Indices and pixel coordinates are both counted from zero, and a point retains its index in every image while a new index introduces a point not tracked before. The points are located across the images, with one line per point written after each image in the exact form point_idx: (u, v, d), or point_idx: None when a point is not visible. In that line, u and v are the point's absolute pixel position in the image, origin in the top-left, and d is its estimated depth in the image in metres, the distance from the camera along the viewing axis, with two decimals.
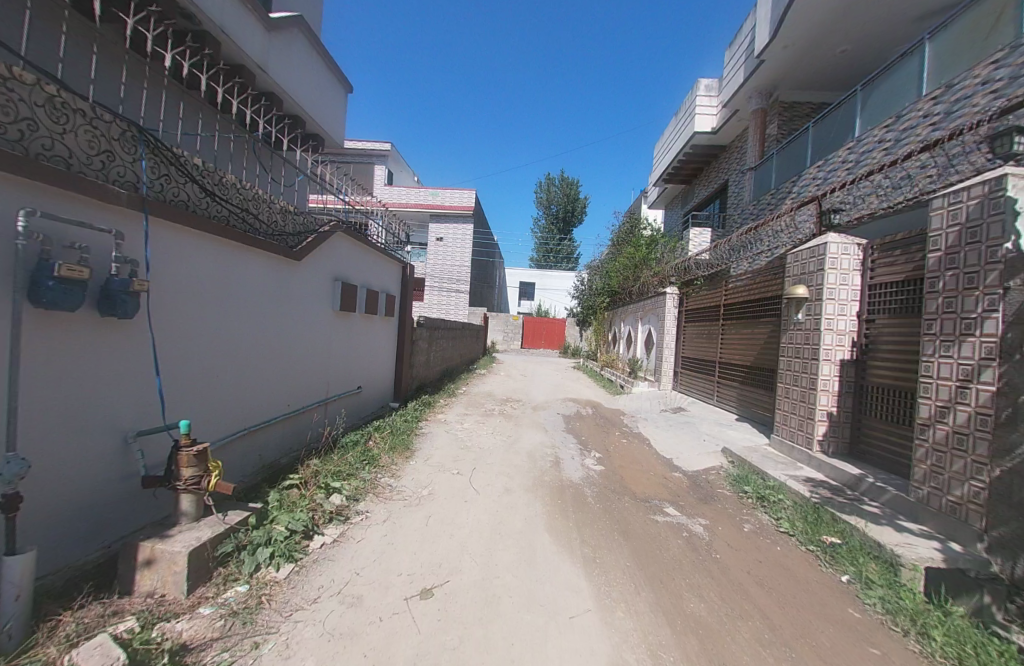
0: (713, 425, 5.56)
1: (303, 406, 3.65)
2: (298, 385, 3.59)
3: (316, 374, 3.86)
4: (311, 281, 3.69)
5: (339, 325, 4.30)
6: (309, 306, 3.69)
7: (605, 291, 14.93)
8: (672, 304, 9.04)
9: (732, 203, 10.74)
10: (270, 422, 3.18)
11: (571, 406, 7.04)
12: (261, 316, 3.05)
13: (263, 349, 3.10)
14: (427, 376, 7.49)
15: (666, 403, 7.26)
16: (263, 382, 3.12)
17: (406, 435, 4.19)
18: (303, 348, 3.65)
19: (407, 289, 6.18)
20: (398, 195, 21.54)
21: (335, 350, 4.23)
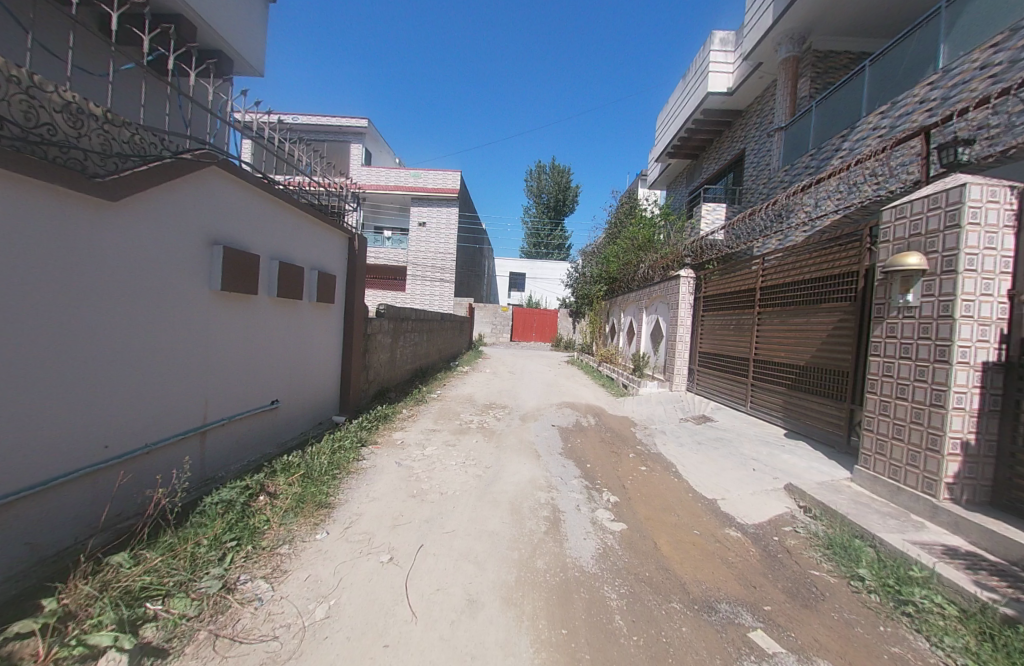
0: (757, 445, 4.22)
1: (148, 441, 2.32)
2: (138, 415, 2.24)
3: (177, 387, 2.52)
4: (158, 248, 2.32)
5: (225, 315, 2.94)
6: (154, 286, 2.32)
7: (603, 278, 13.46)
8: (686, 290, 7.49)
9: (751, 175, 9.42)
10: (70, 478, 1.82)
11: (569, 414, 5.70)
12: (44, 296, 1.68)
13: (53, 355, 1.74)
14: (391, 380, 6.00)
15: (684, 410, 5.90)
16: (52, 416, 1.75)
17: (327, 481, 2.80)
18: (147, 355, 2.29)
19: (355, 269, 4.80)
20: (377, 176, 19.96)
21: (219, 349, 2.89)
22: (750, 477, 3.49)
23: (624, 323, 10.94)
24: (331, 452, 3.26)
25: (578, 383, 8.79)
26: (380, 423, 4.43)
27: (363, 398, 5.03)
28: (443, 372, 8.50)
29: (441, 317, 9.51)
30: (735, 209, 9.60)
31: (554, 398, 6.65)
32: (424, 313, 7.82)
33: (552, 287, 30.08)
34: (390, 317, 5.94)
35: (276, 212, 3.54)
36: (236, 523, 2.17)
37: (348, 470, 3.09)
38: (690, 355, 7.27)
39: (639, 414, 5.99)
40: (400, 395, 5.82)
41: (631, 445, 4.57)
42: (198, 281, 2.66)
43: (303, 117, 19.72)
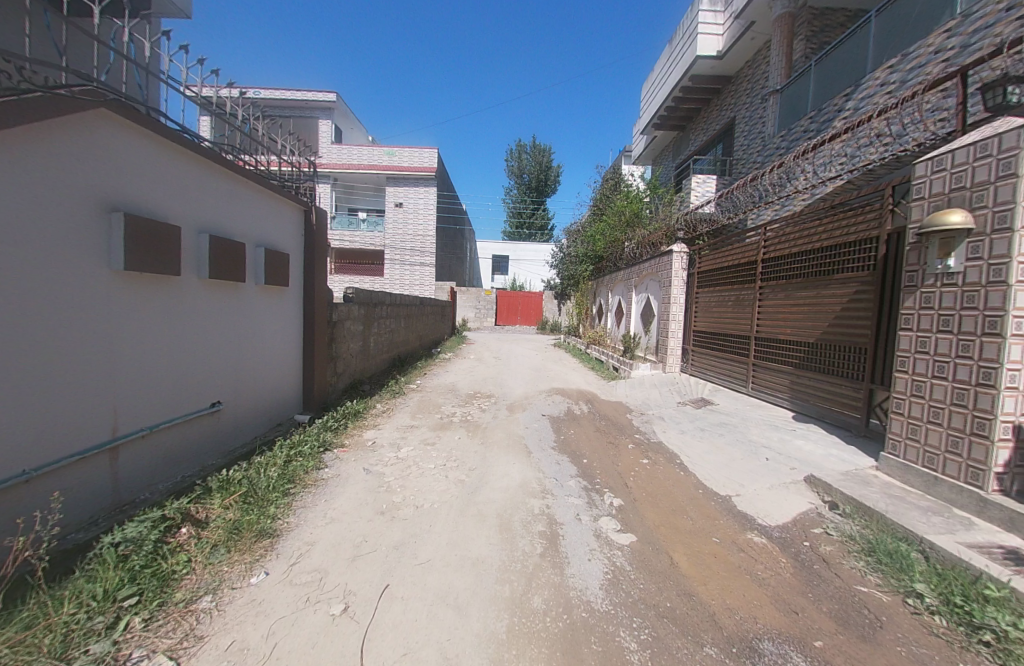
0: (765, 430, 3.92)
1: (32, 468, 1.65)
2: (11, 433, 1.57)
3: (76, 392, 1.85)
4: (38, 197, 1.63)
5: (148, 296, 2.26)
6: (28, 253, 1.60)
7: (589, 258, 12.94)
8: (679, 267, 6.99)
9: (742, 146, 8.96)
10: None
11: (560, 402, 5.30)
12: None
13: None
14: (362, 372, 5.37)
15: (681, 394, 5.59)
16: None
17: (276, 499, 2.28)
18: (27, 348, 1.62)
19: (314, 246, 4.10)
20: (347, 153, 18.62)
21: (141, 341, 2.22)
22: (764, 470, 3.23)
23: (613, 303, 10.56)
24: (286, 464, 2.71)
25: (567, 368, 8.41)
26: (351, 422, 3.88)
27: (330, 395, 4.43)
28: (423, 360, 7.91)
29: (418, 301, 8.84)
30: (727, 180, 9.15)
31: (543, 385, 6.23)
32: (399, 297, 7.18)
33: (536, 269, 29.44)
34: (358, 301, 5.29)
35: (213, 171, 2.79)
36: (140, 571, 1.59)
37: (304, 485, 2.56)
38: (683, 335, 6.93)
39: (634, 400, 5.60)
40: (374, 389, 5.23)
41: (629, 436, 4.21)
42: (105, 250, 1.97)
43: (261, 89, 17.96)
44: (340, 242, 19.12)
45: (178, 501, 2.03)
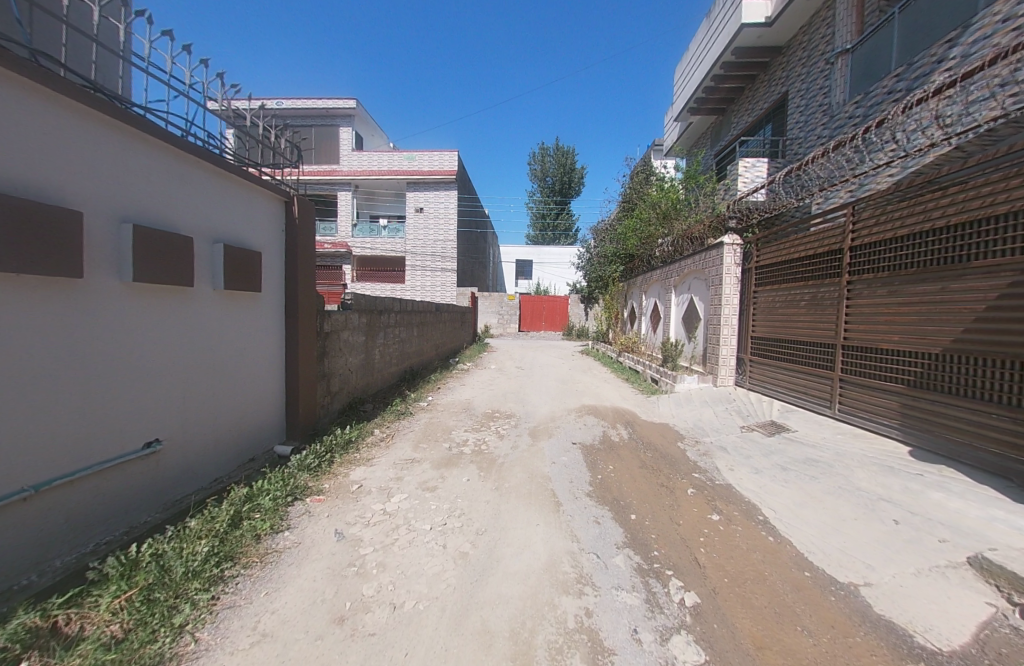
0: (879, 479, 2.72)
1: None
2: None
3: None
4: None
5: (40, 308, 1.66)
6: None
7: (619, 257, 11.91)
8: (731, 262, 5.89)
9: (797, 123, 7.71)
10: None
11: (593, 425, 4.40)
12: None
13: None
14: (362, 390, 4.70)
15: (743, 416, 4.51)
16: None
17: (179, 598, 1.61)
18: None
19: (296, 247, 3.51)
20: (368, 161, 18.68)
21: (29, 367, 1.63)
22: (901, 539, 2.15)
23: (648, 306, 9.50)
24: (226, 538, 2.01)
25: (597, 379, 7.49)
26: (336, 456, 3.16)
27: (319, 420, 3.78)
28: (437, 372, 7.19)
29: (434, 308, 8.17)
30: (781, 163, 7.91)
31: (571, 402, 5.35)
32: (410, 303, 6.50)
33: (561, 273, 28.51)
34: (356, 309, 4.63)
35: (148, 150, 2.20)
36: None
37: (243, 574, 1.84)
38: (737, 342, 5.79)
39: (682, 422, 4.60)
40: (375, 411, 4.54)
41: (683, 474, 3.26)
42: None
43: (285, 101, 18.44)
44: (362, 249, 19.15)
45: (26, 616, 1.36)
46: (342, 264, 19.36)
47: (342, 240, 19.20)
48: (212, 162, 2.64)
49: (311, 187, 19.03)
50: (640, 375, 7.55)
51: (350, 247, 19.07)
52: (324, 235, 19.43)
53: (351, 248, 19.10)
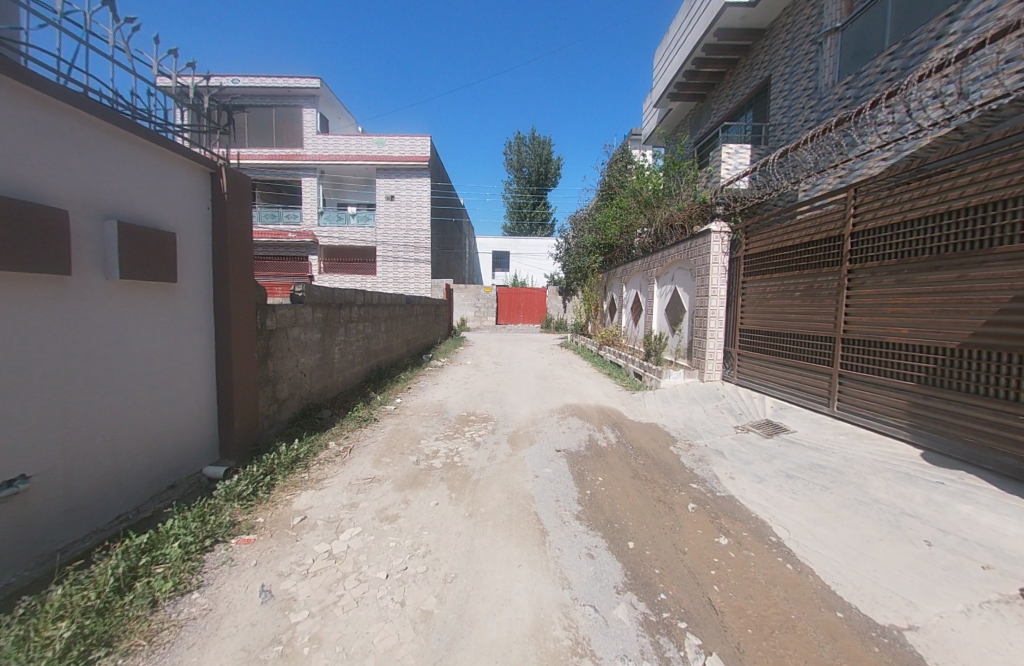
0: (896, 491, 2.57)
1: None
2: None
3: None
4: None
5: None
6: None
7: (598, 247, 11.53)
8: (718, 251, 5.55)
9: (780, 110, 7.50)
10: None
11: (577, 428, 4.02)
12: None
13: None
14: (313, 396, 4.10)
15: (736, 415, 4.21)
16: None
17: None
18: None
19: (226, 228, 2.88)
20: (334, 144, 17.56)
21: None
22: (939, 567, 1.90)
23: (627, 297, 9.08)
24: (104, 612, 1.43)
25: (578, 374, 7.15)
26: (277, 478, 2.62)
27: (261, 435, 3.19)
28: (405, 371, 6.60)
29: (402, 300, 7.53)
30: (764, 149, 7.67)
31: (551, 402, 4.95)
32: (374, 295, 5.90)
33: (539, 265, 28.13)
34: (307, 303, 4.05)
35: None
36: None
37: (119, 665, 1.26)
38: (726, 338, 5.46)
39: (671, 421, 4.29)
40: (330, 420, 3.98)
41: (679, 485, 2.92)
42: None
43: (241, 77, 16.99)
44: (330, 239, 18.09)
45: None
46: (309, 255, 18.22)
47: (308, 228, 18.04)
48: (103, 111, 2.01)
49: (272, 171, 17.71)
50: (621, 369, 7.17)
51: (316, 236, 17.95)
52: (288, 224, 18.18)
53: (318, 238, 18.00)
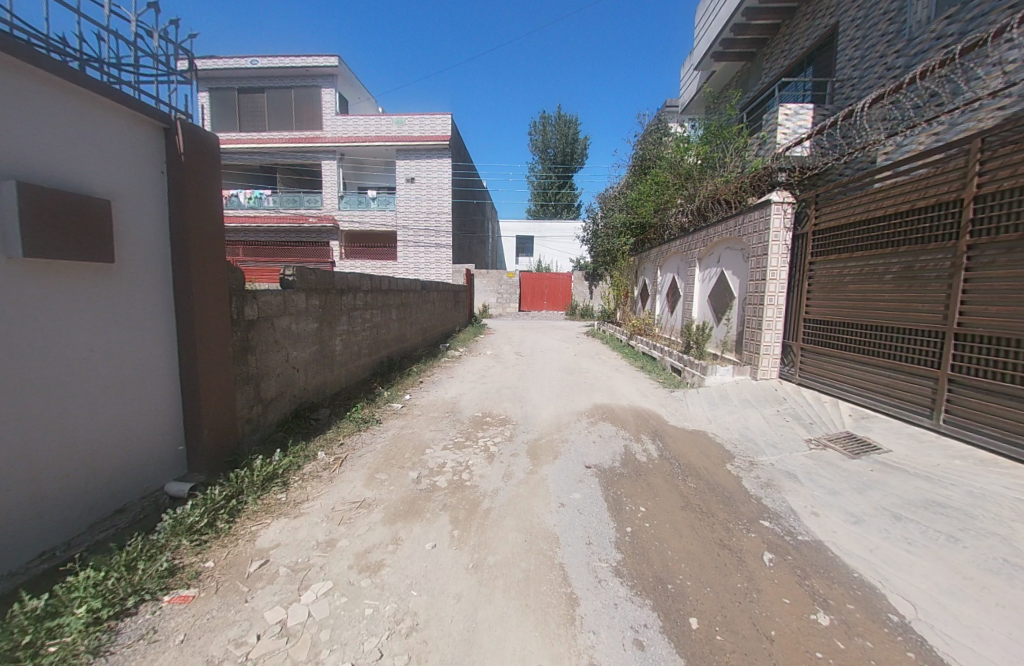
0: None
1: None
2: None
3: None
4: None
5: None
6: None
7: (629, 228, 10.52)
8: (780, 226, 4.41)
9: (849, 63, 5.65)
10: None
11: (609, 437, 3.38)
12: None
13: None
14: (306, 395, 3.70)
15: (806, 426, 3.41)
16: None
17: None
18: None
19: (179, 202, 2.39)
20: (353, 126, 17.10)
21: None
22: None
23: (662, 282, 8.10)
24: None
25: (607, 367, 6.45)
26: (238, 507, 2.28)
27: (237, 444, 2.82)
28: (417, 363, 6.10)
29: (416, 286, 7.01)
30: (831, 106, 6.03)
31: (578, 402, 4.31)
32: (382, 281, 5.38)
33: (564, 249, 26.96)
34: (301, 289, 3.63)
35: None
36: None
37: None
38: (784, 335, 4.45)
39: (722, 430, 3.56)
40: (323, 424, 3.60)
41: (745, 521, 2.26)
42: None
43: (261, 59, 16.75)
44: (350, 223, 17.87)
45: None
46: (330, 240, 18.13)
47: (328, 213, 17.88)
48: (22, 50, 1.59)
49: (292, 155, 17.54)
50: (656, 363, 6.38)
51: (337, 221, 17.78)
52: (310, 209, 18.08)
53: (339, 223, 17.83)
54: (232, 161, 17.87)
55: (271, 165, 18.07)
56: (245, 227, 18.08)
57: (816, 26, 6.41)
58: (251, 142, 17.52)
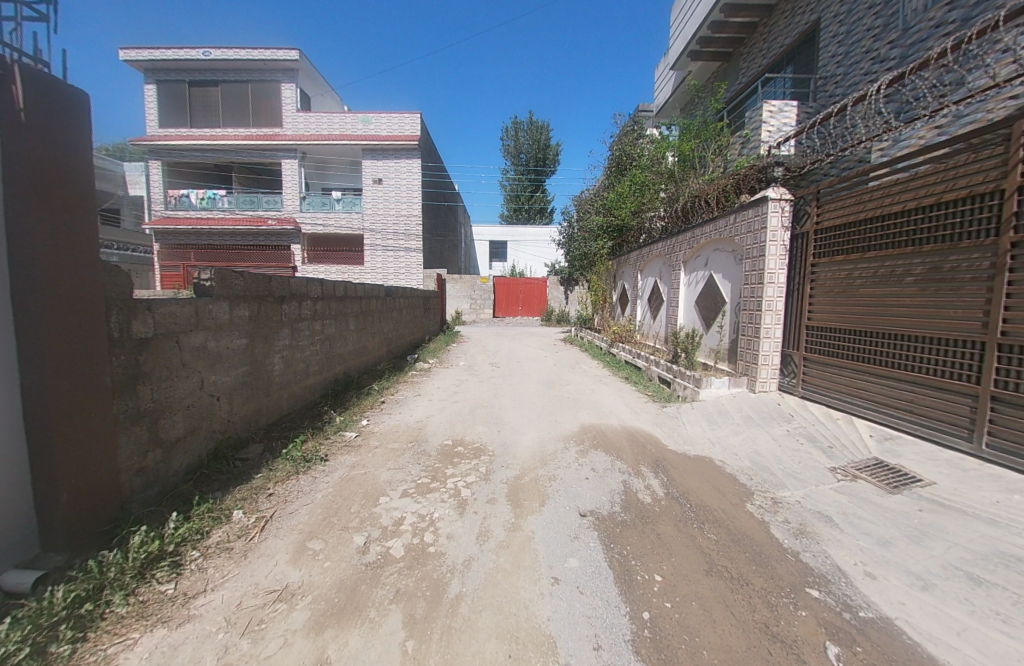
0: None
1: None
2: None
3: None
4: None
5: None
6: None
7: (607, 231, 10.19)
8: (777, 225, 4.09)
9: (832, 60, 5.59)
10: None
11: (603, 471, 2.83)
12: None
13: None
14: (230, 429, 2.96)
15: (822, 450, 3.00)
16: None
17: None
18: None
19: (25, 170, 1.66)
20: (316, 123, 16.11)
21: None
22: None
23: (644, 286, 7.73)
24: None
25: (591, 379, 5.96)
26: (101, 610, 1.53)
27: (121, 503, 2.05)
28: (378, 380, 5.36)
29: (379, 292, 6.28)
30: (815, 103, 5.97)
31: (563, 425, 3.75)
32: (337, 286, 4.66)
33: (540, 253, 26.71)
34: (221, 296, 2.91)
35: None
36: None
37: None
38: (787, 345, 4.14)
39: (730, 457, 3.10)
40: (251, 467, 2.87)
41: (790, 592, 1.76)
42: None
43: (213, 50, 15.43)
44: (314, 226, 16.74)
45: None
46: (292, 243, 16.89)
47: (289, 215, 16.68)
48: None
49: (248, 152, 16.28)
50: (642, 374, 5.95)
51: (299, 223, 16.60)
52: (268, 210, 16.80)
53: (301, 225, 16.66)
54: (179, 158, 16.34)
55: (224, 162, 16.67)
56: (194, 229, 16.53)
57: (795, 25, 6.34)
58: (202, 138, 16.13)
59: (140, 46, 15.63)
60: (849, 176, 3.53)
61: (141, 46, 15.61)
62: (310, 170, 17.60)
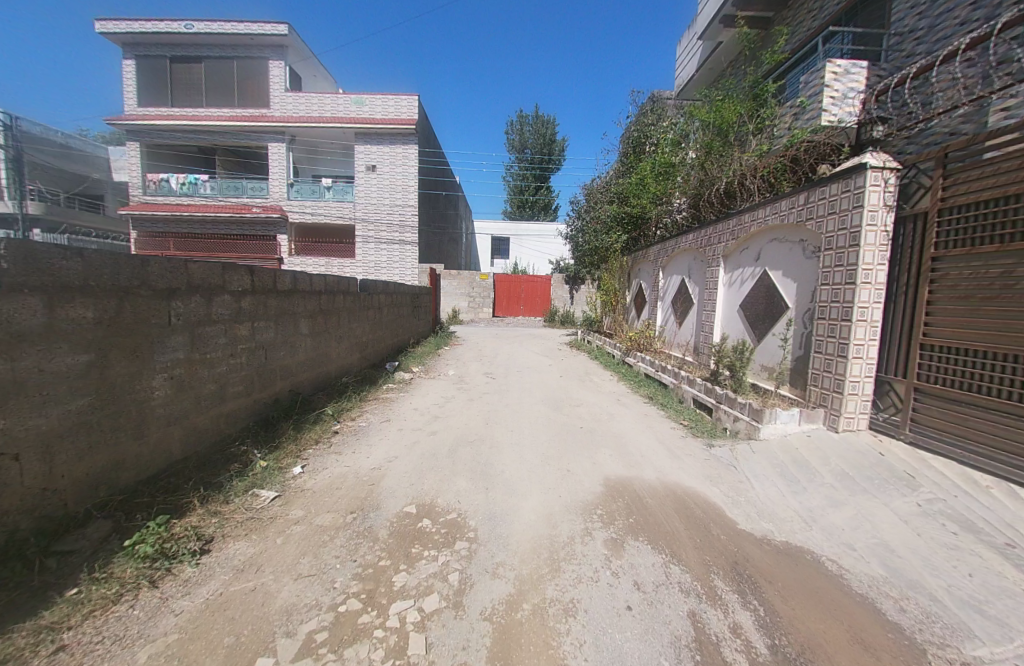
0: None
1: None
2: None
3: None
4: None
5: None
6: None
7: (621, 222, 9.00)
8: (875, 202, 2.88)
9: (912, 10, 4.29)
10: None
11: (654, 592, 1.65)
12: None
13: None
14: (48, 504, 1.72)
15: (1001, 553, 1.86)
16: None
17: None
18: None
19: None
20: (304, 103, 14.86)
21: None
22: None
23: (666, 286, 6.57)
24: None
25: (608, 399, 4.83)
26: None
27: None
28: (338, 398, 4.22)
29: (348, 286, 5.09)
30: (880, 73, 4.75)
31: (578, 481, 2.62)
32: (278, 275, 3.48)
33: (543, 250, 25.57)
34: (36, 287, 1.68)
35: None
36: None
37: None
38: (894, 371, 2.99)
39: (849, 557, 1.97)
40: (68, 571, 1.63)
41: None
42: None
43: (195, 21, 13.99)
44: (301, 215, 15.54)
45: None
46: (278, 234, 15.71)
47: (276, 203, 15.53)
48: None
49: (232, 133, 14.93)
50: (671, 394, 4.81)
51: (285, 212, 15.41)
52: (253, 197, 15.62)
53: (288, 214, 15.46)
54: (157, 139, 15.01)
55: (206, 146, 15.44)
56: (174, 217, 15.37)
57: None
58: (181, 118, 14.76)
59: (113, 16, 14.25)
60: (992, 137, 2.41)
61: (114, 15, 14.24)
62: (298, 154, 16.35)
